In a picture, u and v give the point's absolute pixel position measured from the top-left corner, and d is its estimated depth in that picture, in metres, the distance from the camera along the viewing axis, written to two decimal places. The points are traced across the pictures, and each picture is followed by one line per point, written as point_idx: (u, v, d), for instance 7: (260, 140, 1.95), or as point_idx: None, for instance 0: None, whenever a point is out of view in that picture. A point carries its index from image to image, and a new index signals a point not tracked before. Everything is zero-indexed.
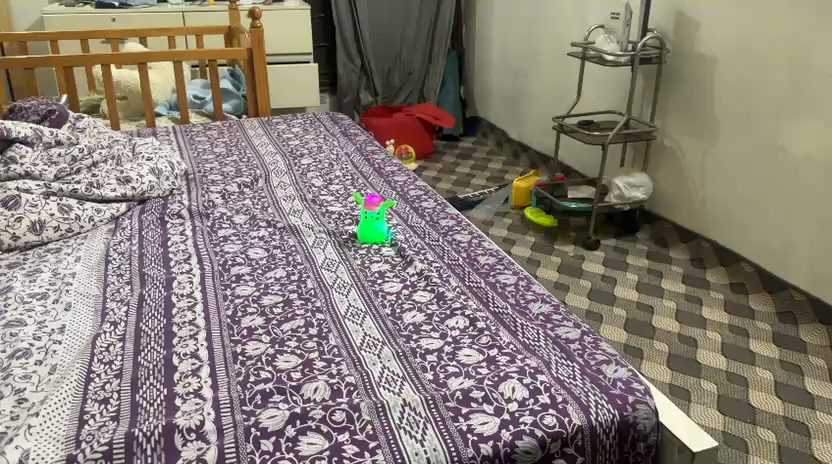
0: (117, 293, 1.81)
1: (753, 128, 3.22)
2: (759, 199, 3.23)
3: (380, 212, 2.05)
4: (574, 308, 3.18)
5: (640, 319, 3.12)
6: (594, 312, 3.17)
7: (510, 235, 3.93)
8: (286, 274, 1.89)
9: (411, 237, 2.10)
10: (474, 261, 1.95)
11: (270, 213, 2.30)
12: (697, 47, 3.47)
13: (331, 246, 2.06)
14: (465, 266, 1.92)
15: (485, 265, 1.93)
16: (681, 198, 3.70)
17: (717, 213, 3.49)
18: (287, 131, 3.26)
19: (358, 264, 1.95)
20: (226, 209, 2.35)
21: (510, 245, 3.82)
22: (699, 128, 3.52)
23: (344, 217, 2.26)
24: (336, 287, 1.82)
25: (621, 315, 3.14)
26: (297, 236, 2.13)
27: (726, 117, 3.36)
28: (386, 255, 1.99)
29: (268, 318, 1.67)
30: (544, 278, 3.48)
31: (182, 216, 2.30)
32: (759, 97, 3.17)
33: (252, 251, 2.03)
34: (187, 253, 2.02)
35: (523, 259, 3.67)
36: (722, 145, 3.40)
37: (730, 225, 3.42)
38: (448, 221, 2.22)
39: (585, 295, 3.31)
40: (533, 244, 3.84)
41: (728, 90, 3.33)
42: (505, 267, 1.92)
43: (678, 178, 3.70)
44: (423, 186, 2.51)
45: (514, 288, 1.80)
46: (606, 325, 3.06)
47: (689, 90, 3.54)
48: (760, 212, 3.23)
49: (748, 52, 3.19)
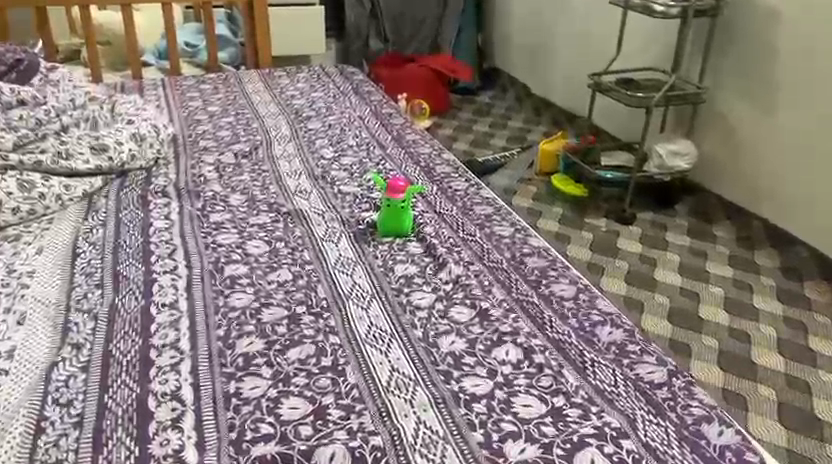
0: (84, 299, 1.47)
1: (798, 117, 2.93)
2: (804, 192, 2.96)
3: (406, 200, 1.70)
4: (611, 295, 2.85)
5: (684, 308, 2.80)
6: (633, 299, 2.85)
7: (535, 206, 3.57)
8: (291, 278, 1.55)
9: (442, 229, 1.75)
10: (520, 267, 1.62)
11: (272, 193, 1.95)
12: (741, 23, 3.15)
13: (345, 240, 1.70)
14: (511, 274, 1.59)
15: (534, 272, 1.61)
16: (723, 182, 3.39)
17: (756, 203, 3.22)
18: (291, 87, 2.87)
19: (379, 266, 1.60)
20: (219, 186, 1.99)
21: (536, 217, 3.47)
22: (746, 107, 3.18)
23: (360, 200, 1.90)
24: (353, 298, 1.48)
25: (662, 304, 2.82)
26: (304, 225, 1.78)
27: (772, 101, 3.04)
28: (411, 256, 1.64)
29: (269, 341, 1.34)
30: (575, 257, 3.14)
31: (168, 195, 1.94)
32: (806, 83, 2.87)
33: (250, 244, 1.69)
34: (172, 246, 1.67)
35: (551, 234, 3.33)
36: (763, 133, 3.11)
37: (771, 217, 3.15)
38: (484, 208, 1.88)
39: (622, 279, 2.98)
40: (561, 216, 3.49)
41: (771, 73, 3.02)
42: (559, 277, 1.59)
43: (719, 160, 3.39)
44: (452, 162, 2.16)
45: (575, 304, 1.50)
46: (648, 316, 2.75)
47: (732, 69, 3.23)
48: (806, 206, 2.96)
49: (796, 35, 2.89)
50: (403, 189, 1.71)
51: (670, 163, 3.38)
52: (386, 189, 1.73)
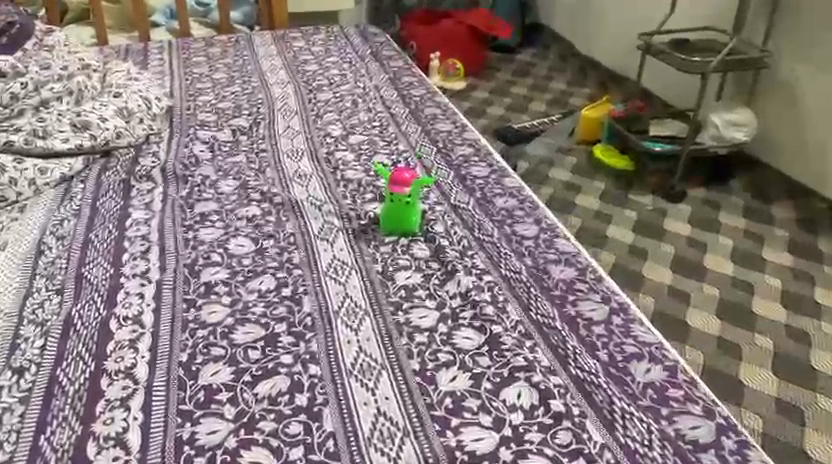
0: (40, 309, 1.29)
1: None
2: None
3: (413, 194, 1.47)
4: (653, 285, 2.59)
5: (736, 301, 2.52)
6: (679, 289, 2.58)
7: (575, 181, 3.28)
8: (274, 287, 1.34)
9: (455, 228, 1.51)
10: (543, 279, 1.40)
11: (269, 179, 1.74)
12: None
13: (342, 239, 1.48)
14: (532, 289, 1.36)
15: (559, 286, 1.38)
16: (787, 158, 3.05)
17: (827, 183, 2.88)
18: (305, 51, 2.62)
19: (378, 273, 1.38)
20: (211, 168, 1.79)
21: (574, 192, 3.18)
22: (819, 74, 2.82)
23: (364, 189, 1.67)
24: (343, 314, 1.27)
25: (711, 297, 2.55)
26: (297, 218, 1.56)
27: None
28: (416, 261, 1.41)
29: (238, 371, 1.14)
30: (615, 239, 2.86)
31: (153, 178, 1.74)
32: None
33: (234, 242, 1.48)
34: (146, 244, 1.48)
35: (590, 211, 3.05)
36: None
37: None
38: (505, 201, 1.64)
39: (667, 266, 2.71)
40: (602, 191, 3.20)
41: None
42: (588, 293, 1.37)
43: (784, 134, 3.04)
44: (473, 142, 1.91)
45: (605, 332, 1.28)
46: (694, 309, 2.48)
47: (804, 31, 2.85)
48: None
49: None
50: (410, 183, 1.47)
51: (728, 135, 3.05)
52: (389, 180, 1.49)
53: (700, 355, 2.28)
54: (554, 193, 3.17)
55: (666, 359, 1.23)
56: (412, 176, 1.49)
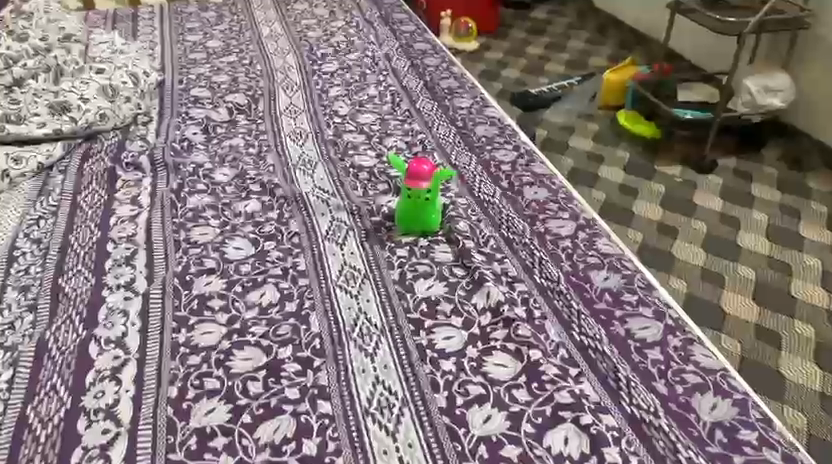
0: (10, 329, 1.13)
1: None
2: None
3: (433, 189, 1.28)
4: (684, 267, 2.42)
5: (775, 285, 2.35)
6: (712, 271, 2.41)
7: (597, 150, 3.07)
8: (276, 301, 1.18)
9: (480, 225, 1.33)
10: (583, 289, 1.19)
11: (269, 167, 1.55)
12: None
13: (353, 239, 1.31)
14: (573, 306, 1.15)
15: (603, 298, 1.18)
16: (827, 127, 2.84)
17: None
18: (309, 15, 2.41)
19: (395, 283, 1.21)
20: (205, 155, 1.60)
21: (597, 163, 2.98)
22: None
23: (376, 179, 1.49)
24: (357, 336, 1.11)
25: (748, 280, 2.37)
26: (302, 215, 1.38)
27: None
28: (437, 268, 1.24)
29: (236, 408, 0.99)
30: (642, 215, 2.68)
31: (140, 167, 1.56)
32: None
33: (231, 245, 1.31)
34: (132, 248, 1.31)
35: (615, 184, 2.86)
36: None
37: None
38: (536, 191, 1.44)
39: (699, 246, 2.53)
40: (627, 162, 2.99)
41: None
42: (640, 311, 1.15)
43: (824, 101, 2.82)
44: (496, 121, 1.72)
45: (663, 356, 1.07)
46: (730, 293, 2.31)
47: None
48: None
49: None
50: (430, 175, 1.28)
51: (761, 101, 2.83)
52: (406, 172, 1.29)
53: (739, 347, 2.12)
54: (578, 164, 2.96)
55: (734, 391, 1.02)
56: (432, 166, 1.29)
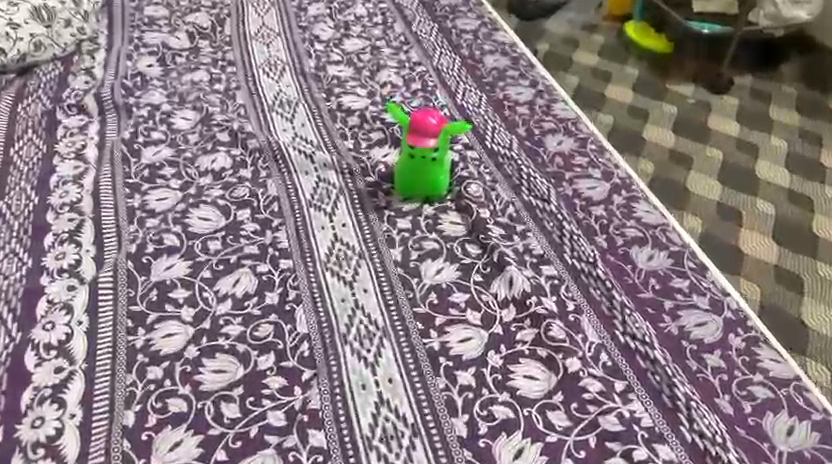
0: None
1: None
2: None
3: (441, 148, 1.06)
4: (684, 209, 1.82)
5: (794, 231, 1.78)
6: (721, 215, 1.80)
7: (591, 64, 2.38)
8: (253, 290, 0.96)
9: (495, 188, 1.12)
10: (625, 276, 1.00)
11: (240, 109, 1.30)
12: None
13: (344, 207, 1.09)
14: (614, 295, 0.96)
15: (650, 286, 0.99)
16: None
17: None
18: None
19: (397, 266, 1.00)
20: (163, 93, 1.34)
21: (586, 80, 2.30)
22: None
23: (370, 126, 1.25)
24: (353, 340, 0.90)
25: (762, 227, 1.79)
26: (282, 174, 1.15)
27: None
28: (447, 245, 1.03)
29: (208, 441, 0.80)
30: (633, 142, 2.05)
31: (85, 109, 1.30)
32: None
33: (197, 213, 1.08)
34: (77, 218, 1.08)
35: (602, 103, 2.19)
36: None
37: None
38: (559, 141, 1.22)
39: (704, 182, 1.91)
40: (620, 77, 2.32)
41: None
42: (693, 301, 0.97)
43: None
44: (506, 50, 1.47)
45: (725, 364, 0.90)
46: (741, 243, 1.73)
47: None
48: None
49: None
50: (439, 131, 1.05)
51: (787, 14, 2.22)
52: (407, 123, 1.06)
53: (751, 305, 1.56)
54: (565, 68, 2.35)
55: (812, 409, 0.86)
56: (440, 117, 1.05)
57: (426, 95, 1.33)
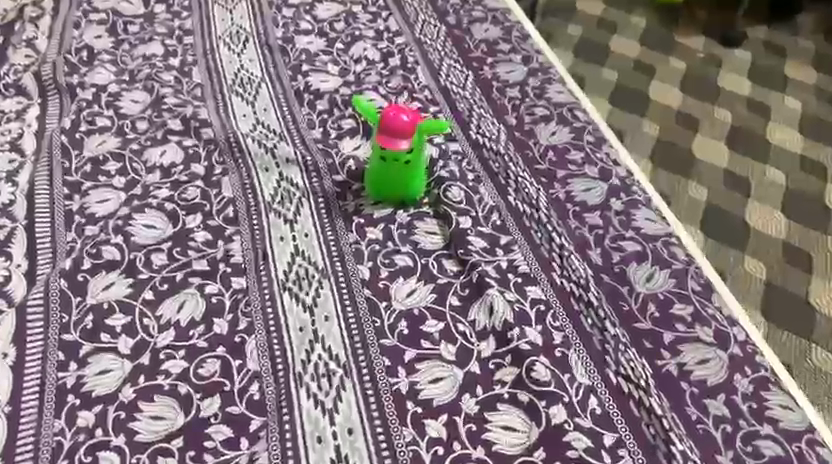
0: None
1: None
2: None
3: (415, 149, 0.93)
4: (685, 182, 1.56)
5: (812, 207, 1.52)
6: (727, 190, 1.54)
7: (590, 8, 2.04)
8: (201, 317, 0.86)
9: (478, 190, 0.99)
10: (620, 302, 0.87)
11: (196, 89, 1.16)
12: None
13: (308, 211, 0.97)
14: (607, 328, 0.84)
15: (649, 314, 0.86)
16: None
17: None
18: None
19: (364, 286, 0.89)
20: (111, 71, 1.19)
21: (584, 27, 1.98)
22: None
23: (340, 112, 1.12)
24: (310, 379, 0.79)
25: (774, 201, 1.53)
26: (240, 171, 1.03)
27: None
28: (421, 261, 0.92)
29: None
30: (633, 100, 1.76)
31: (23, 89, 1.15)
32: None
33: (142, 219, 0.96)
34: (7, 224, 0.96)
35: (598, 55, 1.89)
36: None
37: None
38: (552, 132, 1.09)
39: (710, 151, 1.64)
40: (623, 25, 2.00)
41: None
42: (697, 333, 0.84)
43: None
44: (497, 17, 1.31)
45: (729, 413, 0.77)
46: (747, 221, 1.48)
47: None
48: None
49: None
50: (413, 131, 0.91)
51: None
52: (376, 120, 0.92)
53: (754, 300, 1.32)
54: (562, 13, 2.02)
55: None
56: (416, 115, 0.92)
57: (405, 73, 1.19)
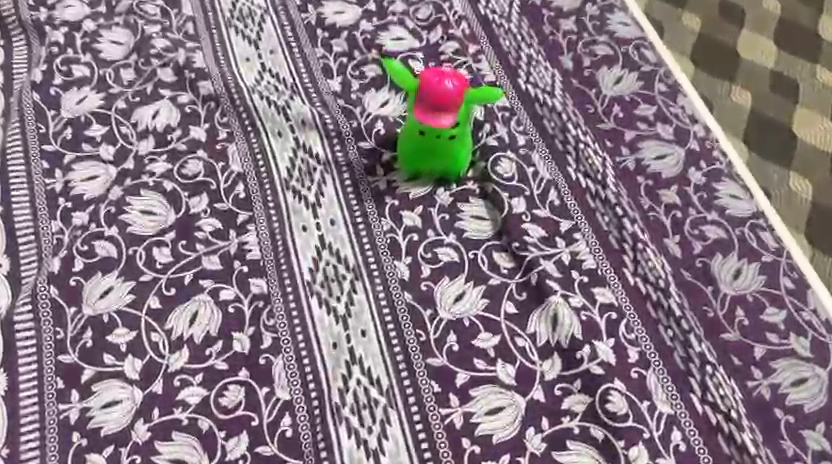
0: None
1: None
2: None
3: (461, 126, 0.78)
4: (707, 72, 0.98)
5: None
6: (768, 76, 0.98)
7: None
8: (217, 332, 0.74)
9: (532, 161, 0.84)
10: (703, 307, 0.75)
11: (186, 25, 0.97)
12: None
13: (333, 192, 0.83)
14: (691, 343, 0.72)
15: (737, 322, 0.74)
16: None
17: None
18: None
19: (404, 289, 0.76)
20: (84, 1, 0.99)
21: None
22: None
23: (362, 56, 0.94)
24: (350, 412, 0.69)
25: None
26: (248, 138, 0.87)
27: None
28: (468, 255, 0.79)
29: None
30: None
31: None
32: None
33: (137, 204, 0.82)
34: None
35: None
36: None
37: None
38: (616, 78, 0.92)
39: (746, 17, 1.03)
40: None
41: None
42: (793, 345, 0.73)
43: None
44: None
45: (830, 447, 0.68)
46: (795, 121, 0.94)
47: None
48: None
49: None
50: (447, 105, 0.74)
51: None
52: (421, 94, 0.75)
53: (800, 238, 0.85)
54: None
55: None
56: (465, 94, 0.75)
57: None
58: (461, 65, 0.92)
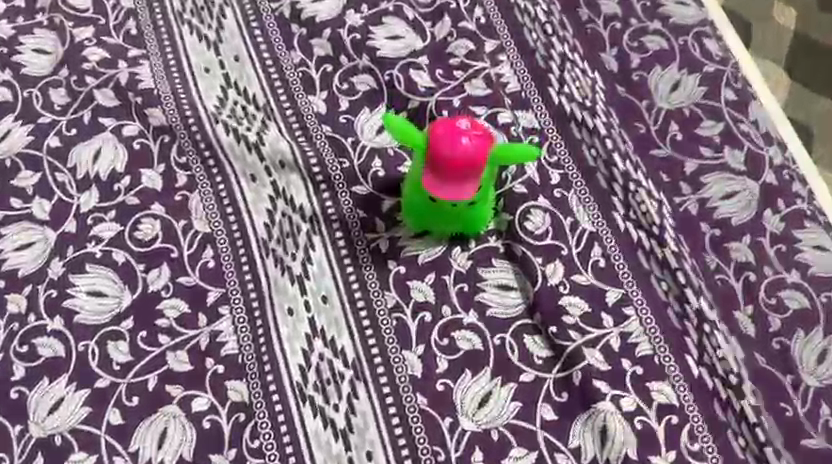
0: None
1: None
2: None
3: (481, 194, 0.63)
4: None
5: None
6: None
7: None
8: (192, 455, 0.61)
9: (568, 207, 0.68)
10: (781, 405, 0.61)
11: (128, 25, 0.77)
12: None
13: (324, 257, 0.67)
14: (767, 456, 0.60)
15: (821, 423, 0.61)
16: None
17: None
18: None
19: (416, 390, 0.62)
20: None
21: None
22: None
23: (350, 62, 0.74)
24: None
25: None
26: (214, 185, 0.70)
27: None
28: (493, 341, 0.64)
29: None
30: None
31: None
32: None
33: (84, 283, 0.67)
34: None
35: None
36: None
37: None
38: (672, 83, 0.72)
39: None
40: None
41: None
42: None
43: None
44: None
45: None
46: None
47: None
48: None
49: None
50: (452, 177, 0.58)
51: None
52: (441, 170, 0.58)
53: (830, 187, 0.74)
54: None
55: None
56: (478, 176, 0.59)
57: None
58: (475, 72, 0.73)
